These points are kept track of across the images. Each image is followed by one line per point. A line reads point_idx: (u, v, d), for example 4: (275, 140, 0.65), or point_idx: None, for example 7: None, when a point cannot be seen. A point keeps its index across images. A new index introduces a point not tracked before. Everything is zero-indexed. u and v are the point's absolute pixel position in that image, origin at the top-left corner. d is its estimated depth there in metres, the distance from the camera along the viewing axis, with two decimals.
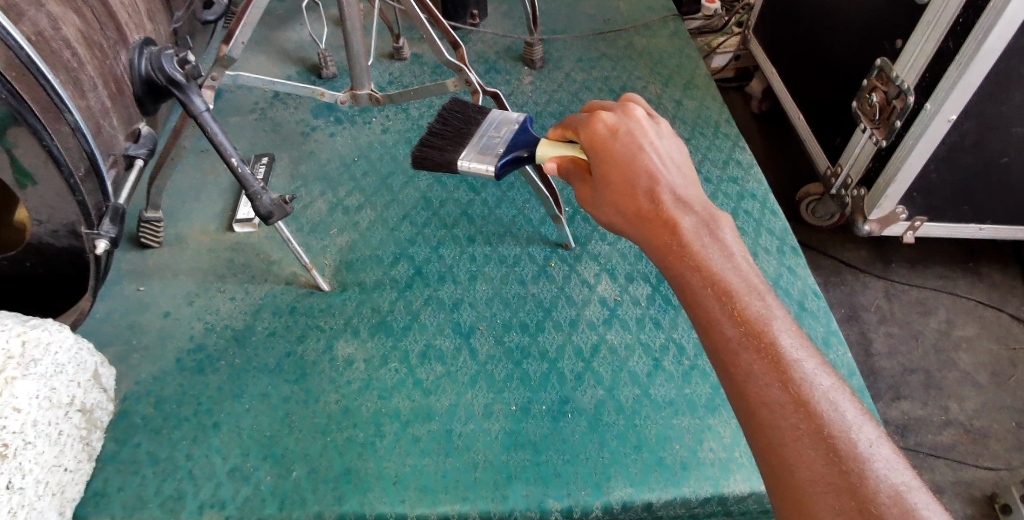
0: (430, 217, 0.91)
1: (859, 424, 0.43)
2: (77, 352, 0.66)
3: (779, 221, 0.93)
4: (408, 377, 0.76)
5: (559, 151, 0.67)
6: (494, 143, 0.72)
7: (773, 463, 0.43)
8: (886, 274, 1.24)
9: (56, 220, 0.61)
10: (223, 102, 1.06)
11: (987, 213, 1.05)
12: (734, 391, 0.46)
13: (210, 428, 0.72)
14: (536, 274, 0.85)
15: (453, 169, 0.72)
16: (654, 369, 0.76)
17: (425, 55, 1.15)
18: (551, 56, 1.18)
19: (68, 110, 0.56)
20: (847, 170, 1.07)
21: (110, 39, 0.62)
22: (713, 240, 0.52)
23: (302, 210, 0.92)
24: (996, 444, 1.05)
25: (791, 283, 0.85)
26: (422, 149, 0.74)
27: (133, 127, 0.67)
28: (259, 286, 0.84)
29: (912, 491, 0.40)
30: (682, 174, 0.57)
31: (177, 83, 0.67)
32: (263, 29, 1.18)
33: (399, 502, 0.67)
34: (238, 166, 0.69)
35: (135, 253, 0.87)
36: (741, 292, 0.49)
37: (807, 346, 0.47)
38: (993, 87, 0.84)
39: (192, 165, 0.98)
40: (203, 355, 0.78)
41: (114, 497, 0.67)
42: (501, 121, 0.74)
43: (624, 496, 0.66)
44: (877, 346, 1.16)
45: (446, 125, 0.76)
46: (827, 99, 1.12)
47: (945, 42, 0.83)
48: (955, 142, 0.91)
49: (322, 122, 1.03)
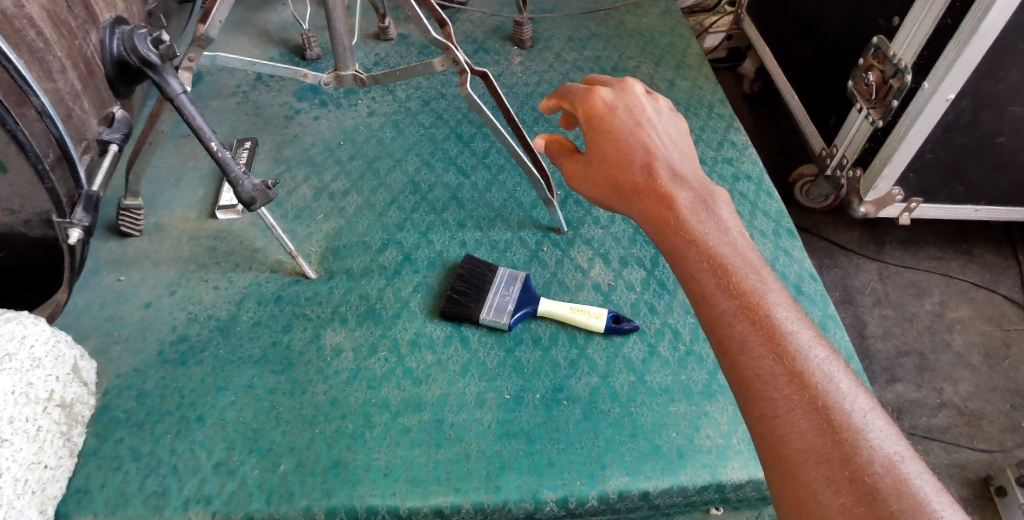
0: (419, 202, 0.89)
1: (853, 396, 0.41)
2: (54, 345, 0.64)
3: (774, 203, 0.91)
4: (398, 366, 0.74)
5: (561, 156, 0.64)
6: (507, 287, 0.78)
7: (764, 435, 0.42)
8: (880, 256, 1.23)
9: (28, 209, 0.59)
10: (203, 85, 1.03)
11: (981, 193, 1.04)
12: (728, 365, 0.45)
13: (194, 422, 0.70)
14: (527, 260, 0.83)
15: (476, 317, 0.76)
16: (649, 355, 0.75)
17: (411, 36, 1.11)
18: (540, 36, 1.15)
19: (34, 93, 0.52)
20: (843, 151, 1.05)
21: (79, 18, 0.59)
22: (709, 214, 0.51)
23: (286, 196, 0.90)
24: (990, 426, 1.04)
25: (787, 266, 0.84)
26: (448, 311, 0.77)
27: (106, 111, 0.64)
28: (243, 274, 0.82)
29: (906, 461, 0.39)
30: (679, 150, 0.58)
31: (150, 64, 0.64)
32: (243, 10, 1.14)
33: (389, 495, 0.65)
34: (217, 150, 0.66)
35: (115, 242, 0.85)
36: (736, 266, 0.48)
37: (803, 319, 0.45)
38: (991, 63, 0.82)
39: (171, 151, 0.95)
40: (186, 346, 0.75)
41: (96, 494, 0.66)
42: (510, 272, 0.79)
43: (620, 485, 0.65)
44: (872, 328, 1.15)
45: (463, 292, 0.78)
46: (820, 78, 1.10)
47: (943, 19, 0.81)
48: (951, 121, 0.89)
49: (307, 106, 1.00)
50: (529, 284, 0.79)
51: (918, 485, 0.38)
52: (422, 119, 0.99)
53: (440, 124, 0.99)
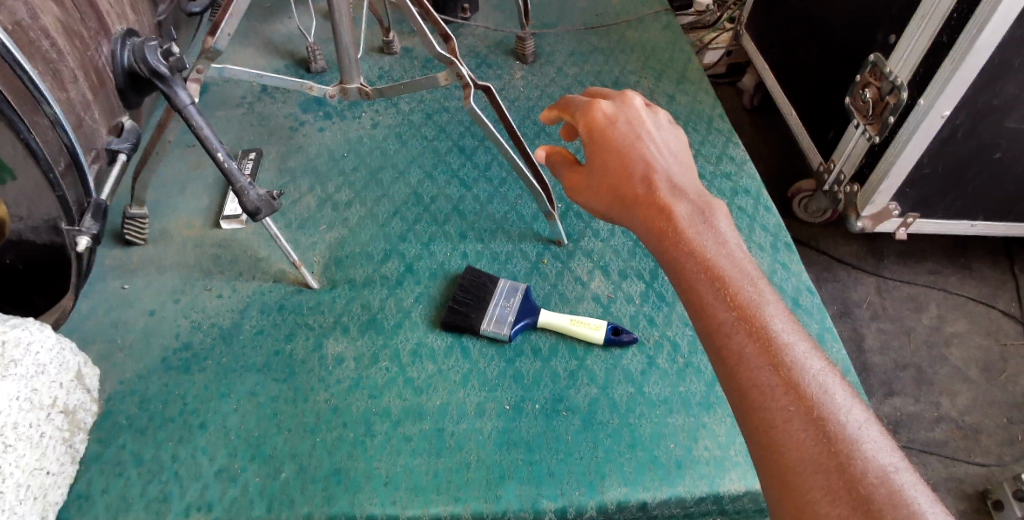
0: (421, 213, 0.90)
1: (848, 407, 0.42)
2: (59, 352, 0.64)
3: (773, 216, 0.92)
4: (399, 375, 0.75)
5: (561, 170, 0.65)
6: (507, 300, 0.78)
7: (761, 444, 0.43)
8: (878, 270, 1.24)
9: (36, 215, 0.60)
10: (210, 96, 1.04)
11: (977, 208, 1.05)
12: (726, 375, 0.46)
13: (196, 428, 0.70)
14: (528, 271, 0.84)
15: (475, 329, 0.77)
16: (648, 367, 0.76)
17: (415, 49, 1.13)
18: (543, 51, 1.17)
19: (46, 102, 0.54)
20: (841, 166, 1.06)
21: (91, 29, 0.60)
22: (707, 226, 0.52)
23: (290, 205, 0.91)
24: (987, 439, 1.05)
25: (785, 279, 0.85)
26: (448, 321, 0.78)
27: (116, 121, 0.66)
28: (246, 283, 0.83)
29: (900, 472, 0.39)
30: (678, 162, 0.59)
31: (160, 75, 0.65)
32: (251, 22, 1.16)
33: (390, 503, 0.65)
34: (224, 160, 0.67)
35: (120, 249, 0.86)
36: (734, 278, 0.49)
37: (799, 330, 0.46)
38: (986, 80, 0.83)
39: (176, 160, 0.96)
40: (189, 354, 0.76)
41: (97, 499, 0.66)
42: (511, 284, 0.80)
43: (619, 496, 0.66)
44: (870, 341, 1.16)
45: (464, 303, 0.79)
46: (819, 94, 1.11)
47: (939, 37, 0.82)
48: (947, 136, 0.91)
49: (311, 117, 1.02)
50: (529, 295, 0.80)
51: (912, 496, 0.38)
52: (425, 131, 1.01)
53: (443, 136, 1.00)
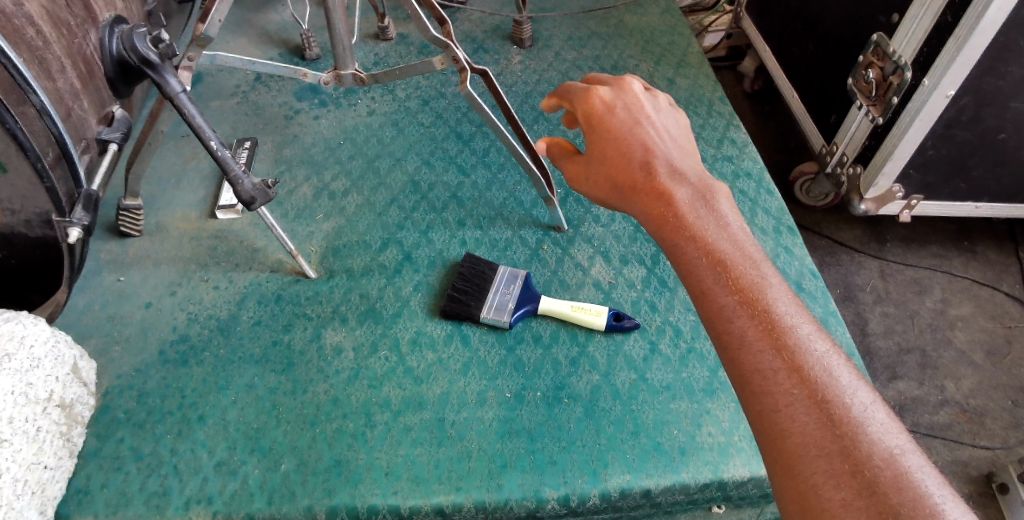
0: (419, 201, 0.89)
1: (854, 389, 0.41)
2: (54, 345, 0.64)
3: (775, 200, 0.91)
4: (398, 365, 0.74)
5: (563, 157, 0.64)
6: (506, 289, 0.78)
7: (766, 430, 0.42)
8: (880, 253, 1.23)
9: (28, 209, 0.59)
10: (203, 85, 1.03)
11: (983, 190, 1.04)
12: (728, 360, 0.45)
13: (195, 421, 0.70)
14: (528, 258, 0.83)
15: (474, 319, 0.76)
16: (650, 353, 0.75)
17: (411, 36, 1.12)
18: (540, 35, 1.15)
19: (34, 91, 0.52)
20: (843, 148, 1.05)
21: (78, 17, 0.58)
22: (708, 210, 0.51)
23: (287, 195, 0.90)
24: (993, 423, 1.04)
25: (788, 263, 0.84)
26: (447, 310, 0.77)
27: (105, 111, 0.64)
28: (243, 274, 0.82)
29: (905, 454, 0.39)
30: (678, 147, 0.57)
31: (150, 63, 0.63)
32: (243, 11, 1.14)
33: (391, 493, 0.65)
34: (217, 149, 0.66)
35: (114, 242, 0.85)
36: (735, 261, 0.48)
37: (804, 313, 0.45)
38: (992, 59, 0.82)
39: (171, 151, 0.95)
40: (187, 347, 0.75)
41: (96, 495, 0.65)
42: (510, 271, 0.79)
43: (623, 483, 0.65)
44: (873, 326, 1.15)
45: (462, 288, 0.78)
46: (820, 76, 1.10)
47: (944, 15, 0.81)
48: (952, 118, 0.89)
49: (306, 106, 1.00)
50: (529, 282, 0.79)
51: (919, 478, 0.37)
52: (422, 118, 0.99)
53: (439, 123, 0.99)
